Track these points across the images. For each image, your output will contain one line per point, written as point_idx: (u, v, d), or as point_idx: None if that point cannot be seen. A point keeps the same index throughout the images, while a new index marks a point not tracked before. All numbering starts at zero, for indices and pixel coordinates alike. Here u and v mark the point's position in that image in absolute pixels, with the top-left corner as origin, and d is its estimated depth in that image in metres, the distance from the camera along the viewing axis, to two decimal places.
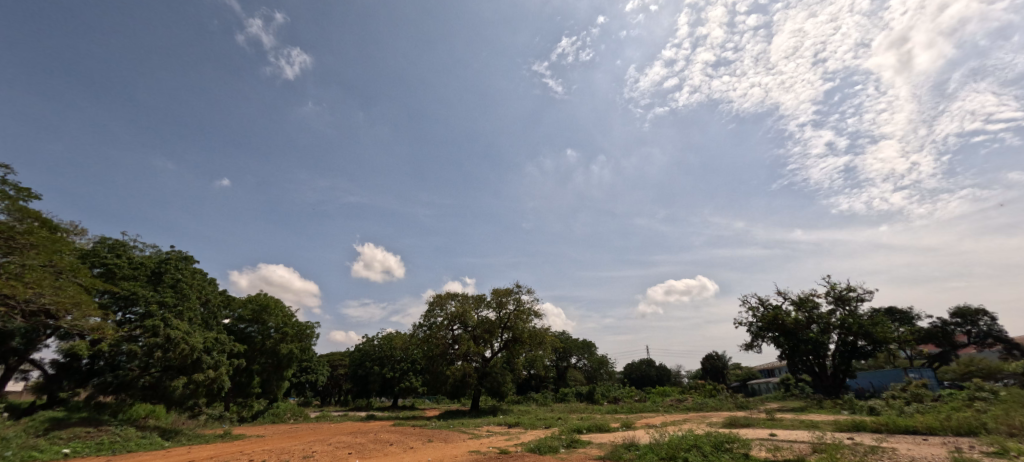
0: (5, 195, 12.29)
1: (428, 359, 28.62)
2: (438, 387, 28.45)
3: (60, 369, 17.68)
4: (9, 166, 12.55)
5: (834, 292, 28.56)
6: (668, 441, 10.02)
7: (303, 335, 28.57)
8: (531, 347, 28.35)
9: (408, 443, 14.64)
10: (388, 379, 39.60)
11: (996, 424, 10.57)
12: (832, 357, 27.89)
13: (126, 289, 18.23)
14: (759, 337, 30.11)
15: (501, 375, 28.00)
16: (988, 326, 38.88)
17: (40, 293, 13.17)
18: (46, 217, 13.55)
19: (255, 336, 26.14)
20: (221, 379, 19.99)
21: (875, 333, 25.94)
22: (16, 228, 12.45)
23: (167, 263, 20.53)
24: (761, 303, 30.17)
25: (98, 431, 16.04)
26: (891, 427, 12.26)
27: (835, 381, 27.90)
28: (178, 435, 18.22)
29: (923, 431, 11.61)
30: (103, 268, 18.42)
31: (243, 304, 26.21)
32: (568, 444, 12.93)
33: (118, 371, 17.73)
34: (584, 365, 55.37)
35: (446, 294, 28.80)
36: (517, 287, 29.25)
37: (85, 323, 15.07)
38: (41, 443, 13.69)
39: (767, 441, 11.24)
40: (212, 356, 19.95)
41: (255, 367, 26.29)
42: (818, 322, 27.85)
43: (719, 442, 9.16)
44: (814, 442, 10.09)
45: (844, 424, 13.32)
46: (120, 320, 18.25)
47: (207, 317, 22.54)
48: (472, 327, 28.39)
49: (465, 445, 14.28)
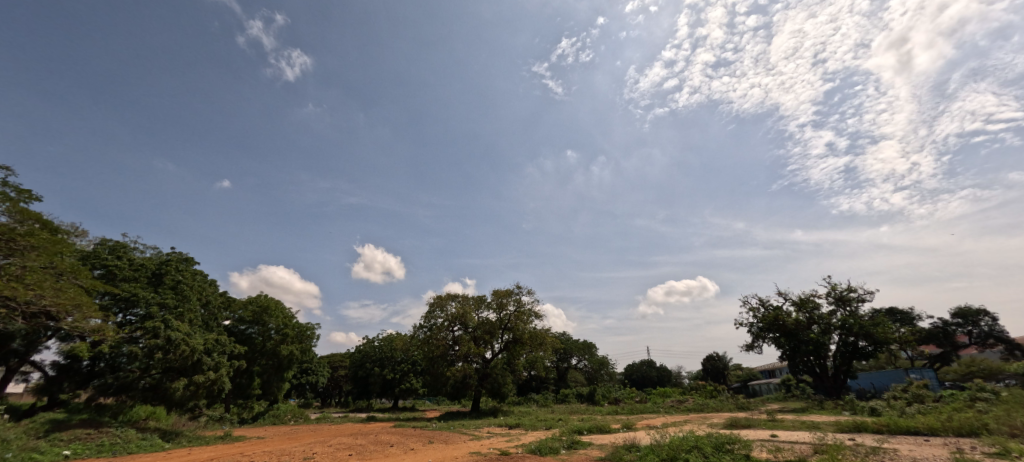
0: (6, 197, 12.33)
1: (429, 360, 28.60)
2: (439, 388, 28.42)
3: (59, 371, 17.63)
4: (9, 168, 12.58)
5: (835, 293, 28.50)
6: (669, 442, 10.00)
7: (304, 337, 28.57)
8: (532, 348, 28.28)
9: (409, 445, 14.59)
10: (389, 381, 39.58)
11: (998, 425, 10.54)
12: (832, 358, 27.89)
13: (127, 291, 18.24)
14: (759, 338, 30.06)
15: (501, 376, 28.00)
16: (989, 326, 38.80)
17: (40, 295, 13.15)
18: (47, 219, 13.55)
19: (255, 337, 26.09)
20: (221, 381, 19.92)
21: (876, 334, 25.88)
22: (17, 230, 12.50)
23: (167, 265, 20.52)
24: (761, 304, 30.12)
25: (99, 433, 16.03)
26: (892, 428, 12.24)
27: (836, 381, 27.83)
28: (178, 436, 18.23)
29: (925, 432, 11.59)
30: (103, 270, 18.40)
31: (243, 306, 26.23)
32: (570, 445, 12.90)
33: (118, 373, 17.68)
34: (584, 366, 55.36)
35: (446, 295, 28.78)
36: (517, 288, 29.25)
37: (86, 325, 15.07)
38: (42, 445, 13.66)
39: (768, 442, 11.25)
40: (213, 357, 19.98)
41: (255, 369, 26.26)
42: (819, 323, 27.79)
43: (720, 443, 9.15)
44: (815, 443, 10.06)
45: (846, 425, 13.29)
46: (121, 322, 18.26)
47: (207, 319, 22.54)
48: (473, 328, 28.37)
49: (466, 446, 14.32)
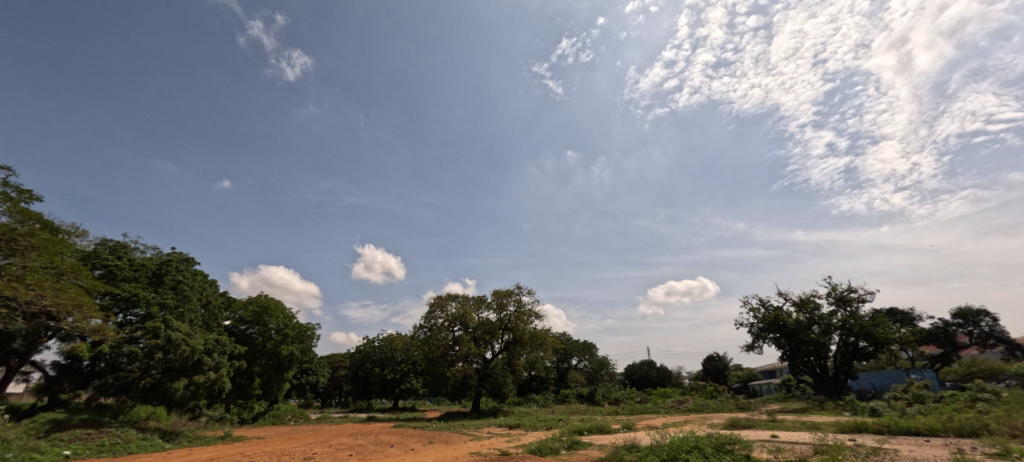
0: (6, 197, 12.34)
1: (429, 361, 28.59)
2: (439, 388, 28.44)
3: (60, 370, 17.63)
4: (10, 168, 12.62)
5: (836, 293, 28.47)
6: (669, 442, 9.98)
7: (304, 337, 28.57)
8: (532, 348, 28.26)
9: (409, 445, 14.58)
10: (389, 381, 39.58)
11: (999, 426, 10.52)
12: (833, 359, 27.88)
13: (127, 291, 18.25)
14: (759, 338, 30.05)
15: (501, 377, 28.01)
16: (990, 327, 38.75)
17: (40, 295, 13.15)
18: (48, 219, 13.56)
19: (255, 337, 26.06)
20: (221, 381, 19.92)
21: (877, 334, 25.88)
22: (17, 230, 12.51)
23: (168, 265, 20.54)
24: (761, 304, 30.14)
25: (99, 433, 16.04)
26: (892, 429, 12.23)
27: (836, 382, 27.81)
28: (179, 437, 18.25)
29: (925, 433, 11.59)
30: (104, 270, 18.43)
31: (244, 306, 26.26)
32: (570, 445, 12.88)
33: (118, 373, 17.67)
34: (584, 366, 55.35)
35: (446, 295, 28.80)
36: (517, 288, 29.27)
37: (86, 325, 15.07)
38: (42, 444, 13.67)
39: (768, 442, 11.26)
40: (213, 357, 20.00)
41: (255, 369, 26.23)
42: (819, 323, 27.79)
43: (721, 444, 9.13)
44: (816, 444, 10.02)
45: (846, 426, 13.27)
46: (121, 322, 18.27)
47: (207, 319, 22.54)
48: (473, 329, 28.35)
49: (467, 446, 14.30)
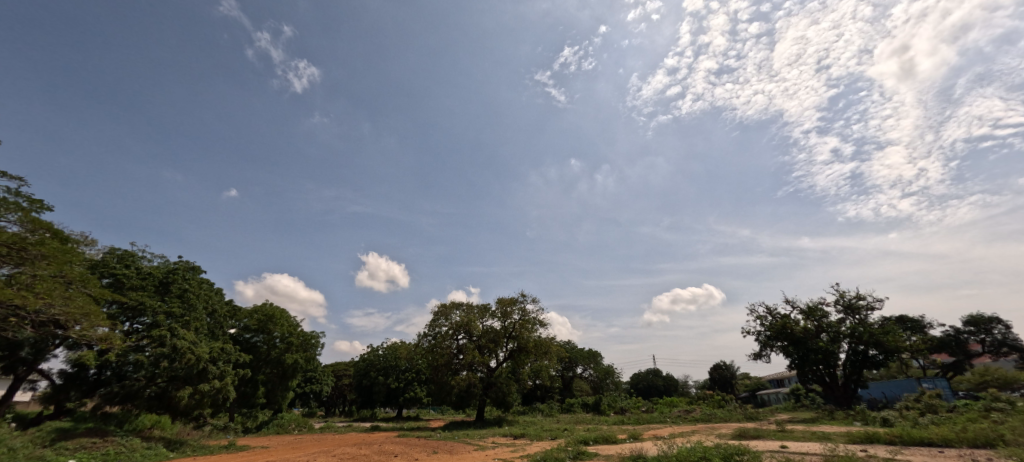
0: (18, 207, 12.51)
1: (433, 369, 28.39)
2: (443, 397, 28.36)
3: (67, 379, 17.64)
4: (23, 179, 12.91)
5: (844, 301, 28.21)
6: (677, 452, 9.72)
7: (308, 345, 28.47)
8: (536, 356, 28.18)
9: (413, 455, 14.37)
10: (393, 389, 39.61)
11: (1013, 436, 10.31)
12: (843, 367, 27.41)
13: (135, 300, 18.41)
14: (767, 346, 29.78)
15: (505, 385, 27.60)
16: (1003, 334, 37.99)
17: (50, 304, 13.34)
18: (58, 228, 13.67)
19: (260, 346, 26.08)
20: (227, 389, 19.88)
21: (887, 342, 25.48)
22: (28, 239, 12.62)
23: (175, 274, 20.60)
24: (770, 312, 29.78)
25: (104, 442, 15.99)
26: (906, 439, 11.95)
27: (847, 391, 27.38)
28: (183, 446, 18.10)
29: (939, 443, 11.28)
30: (112, 278, 18.68)
31: (249, 315, 26.52)
32: (575, 456, 12.63)
33: (124, 381, 17.62)
34: (589, 375, 54.99)
35: (451, 304, 28.71)
36: (522, 297, 28.99)
37: (93, 334, 15.11)
38: (48, 453, 13.67)
39: (777, 453, 10.98)
40: (218, 366, 19.95)
41: (260, 377, 26.11)
42: (827, 331, 27.56)
43: (729, 454, 8.93)
44: (827, 455, 9.74)
45: (857, 436, 12.99)
46: (128, 330, 18.46)
47: (213, 327, 22.62)
48: (476, 337, 28.16)
49: (470, 456, 14.06)
